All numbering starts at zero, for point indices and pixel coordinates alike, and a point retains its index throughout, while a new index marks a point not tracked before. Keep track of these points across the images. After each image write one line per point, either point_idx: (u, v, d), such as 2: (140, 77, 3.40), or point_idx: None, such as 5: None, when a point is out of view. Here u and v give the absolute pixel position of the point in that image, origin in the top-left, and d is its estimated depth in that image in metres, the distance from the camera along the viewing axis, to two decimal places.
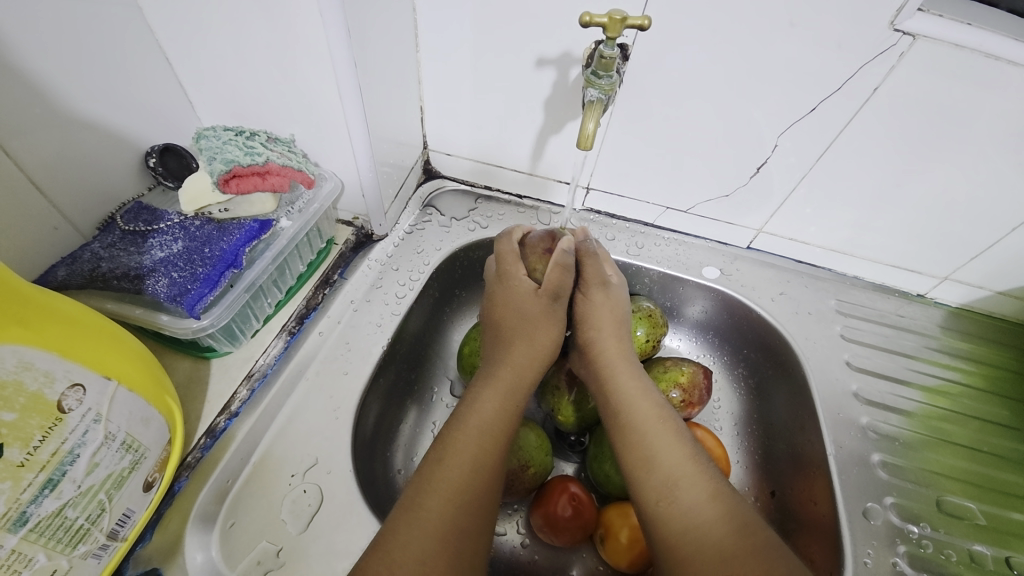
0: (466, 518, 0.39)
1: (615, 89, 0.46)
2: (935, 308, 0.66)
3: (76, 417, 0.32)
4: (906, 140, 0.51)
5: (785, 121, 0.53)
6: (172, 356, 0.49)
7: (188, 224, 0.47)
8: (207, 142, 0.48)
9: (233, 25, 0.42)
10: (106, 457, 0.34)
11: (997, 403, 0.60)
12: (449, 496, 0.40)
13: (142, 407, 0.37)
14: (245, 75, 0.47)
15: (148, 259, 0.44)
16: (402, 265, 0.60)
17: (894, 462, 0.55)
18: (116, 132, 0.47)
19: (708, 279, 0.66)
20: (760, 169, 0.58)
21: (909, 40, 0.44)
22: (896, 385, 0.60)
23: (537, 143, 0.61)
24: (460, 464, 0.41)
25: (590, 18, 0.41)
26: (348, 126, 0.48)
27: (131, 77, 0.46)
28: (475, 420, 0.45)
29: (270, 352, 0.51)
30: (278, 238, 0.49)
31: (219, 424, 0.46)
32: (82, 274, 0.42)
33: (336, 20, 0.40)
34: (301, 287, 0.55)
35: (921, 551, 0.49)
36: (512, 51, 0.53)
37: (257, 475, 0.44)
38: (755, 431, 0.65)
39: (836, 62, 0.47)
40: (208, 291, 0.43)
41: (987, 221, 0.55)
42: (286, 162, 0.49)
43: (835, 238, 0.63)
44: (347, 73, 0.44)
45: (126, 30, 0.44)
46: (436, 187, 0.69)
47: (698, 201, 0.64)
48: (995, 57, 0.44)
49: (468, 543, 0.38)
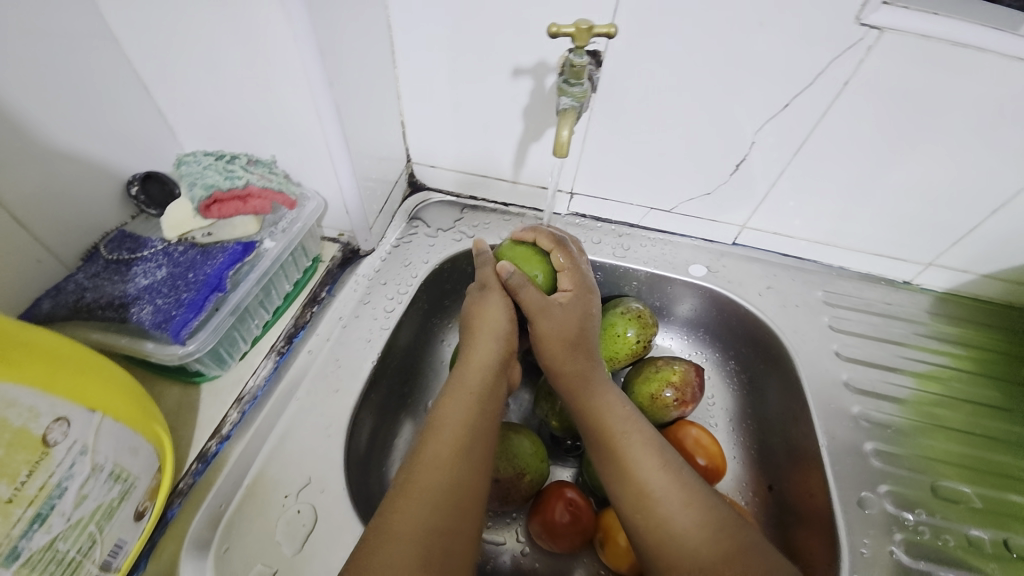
0: (439, 520, 0.40)
1: (587, 96, 0.46)
2: (922, 294, 0.67)
3: (62, 451, 0.32)
4: (880, 130, 0.52)
5: (761, 119, 0.54)
6: (162, 383, 0.49)
7: (172, 250, 0.47)
8: (187, 168, 0.48)
9: (206, 50, 0.43)
10: (94, 488, 0.34)
11: (988, 385, 0.61)
12: (426, 502, 0.40)
13: (128, 437, 0.37)
14: (224, 99, 0.47)
15: (132, 287, 0.44)
16: (389, 279, 0.61)
17: (887, 450, 0.55)
18: (97, 164, 0.47)
19: (695, 277, 0.66)
20: (740, 165, 0.58)
21: (876, 33, 0.45)
22: (887, 373, 0.61)
23: (519, 150, 0.62)
24: (434, 469, 0.42)
25: (558, 29, 0.41)
26: (328, 145, 0.49)
27: (110, 107, 0.46)
28: (443, 424, 0.45)
29: (259, 373, 0.50)
30: (262, 259, 0.49)
31: (211, 448, 0.45)
32: (67, 305, 0.43)
33: (309, 43, 0.41)
34: (288, 307, 0.55)
35: (918, 537, 0.50)
36: (488, 64, 0.54)
37: (250, 497, 0.44)
38: (750, 426, 0.65)
39: (808, 57, 0.48)
40: (193, 316, 0.43)
41: (964, 206, 0.56)
42: (266, 184, 0.49)
43: (818, 230, 0.64)
44: (323, 93, 0.44)
45: (103, 59, 0.45)
46: (422, 200, 0.69)
47: (681, 200, 0.64)
48: (963, 44, 0.45)
49: (447, 543, 0.39)
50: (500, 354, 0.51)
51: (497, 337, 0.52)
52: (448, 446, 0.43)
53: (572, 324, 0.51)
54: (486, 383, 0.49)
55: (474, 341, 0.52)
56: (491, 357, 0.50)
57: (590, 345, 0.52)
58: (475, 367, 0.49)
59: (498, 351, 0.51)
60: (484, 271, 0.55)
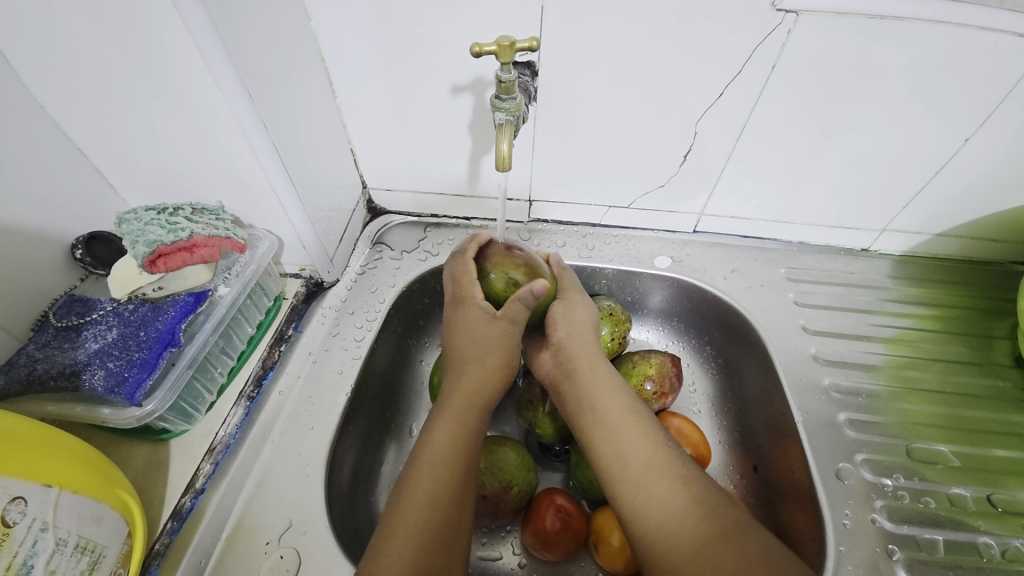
0: (430, 558, 0.39)
1: (521, 109, 0.47)
2: (882, 260, 0.68)
3: (22, 530, 0.31)
4: (813, 108, 0.53)
5: (699, 109, 0.55)
6: (129, 444, 0.48)
7: (122, 309, 0.46)
8: (128, 226, 0.47)
9: (134, 106, 0.42)
10: (61, 563, 0.33)
11: (955, 342, 0.62)
12: (414, 539, 0.40)
13: (91, 507, 0.36)
14: (161, 151, 0.46)
15: (82, 353, 0.43)
16: (357, 307, 0.60)
17: (860, 418, 0.56)
18: (37, 231, 0.46)
19: (661, 269, 0.67)
20: (687, 156, 0.59)
21: (793, 17, 0.46)
22: (857, 341, 0.62)
23: (471, 164, 0.62)
24: (421, 506, 0.41)
25: (480, 48, 0.42)
26: (273, 184, 0.49)
27: (43, 174, 0.46)
28: (431, 459, 0.44)
29: (229, 422, 0.50)
30: (216, 307, 0.49)
31: (185, 504, 0.45)
32: (21, 380, 0.41)
33: (234, 88, 0.41)
34: (254, 349, 0.55)
35: (898, 502, 0.51)
36: (427, 85, 0.54)
37: (231, 549, 0.44)
38: (730, 409, 0.65)
39: (733, 45, 0.49)
40: (146, 375, 0.43)
41: (906, 170, 0.58)
42: (211, 232, 0.48)
43: (772, 209, 0.65)
44: (259, 135, 0.44)
45: (30, 127, 0.44)
46: (383, 224, 0.69)
47: (637, 195, 0.65)
48: (878, 17, 0.46)
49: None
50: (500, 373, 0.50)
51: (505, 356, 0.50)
52: (431, 476, 0.43)
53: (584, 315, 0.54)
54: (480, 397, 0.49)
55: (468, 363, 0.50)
56: (482, 376, 0.49)
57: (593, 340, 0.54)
58: (464, 390, 0.49)
59: (494, 370, 0.50)
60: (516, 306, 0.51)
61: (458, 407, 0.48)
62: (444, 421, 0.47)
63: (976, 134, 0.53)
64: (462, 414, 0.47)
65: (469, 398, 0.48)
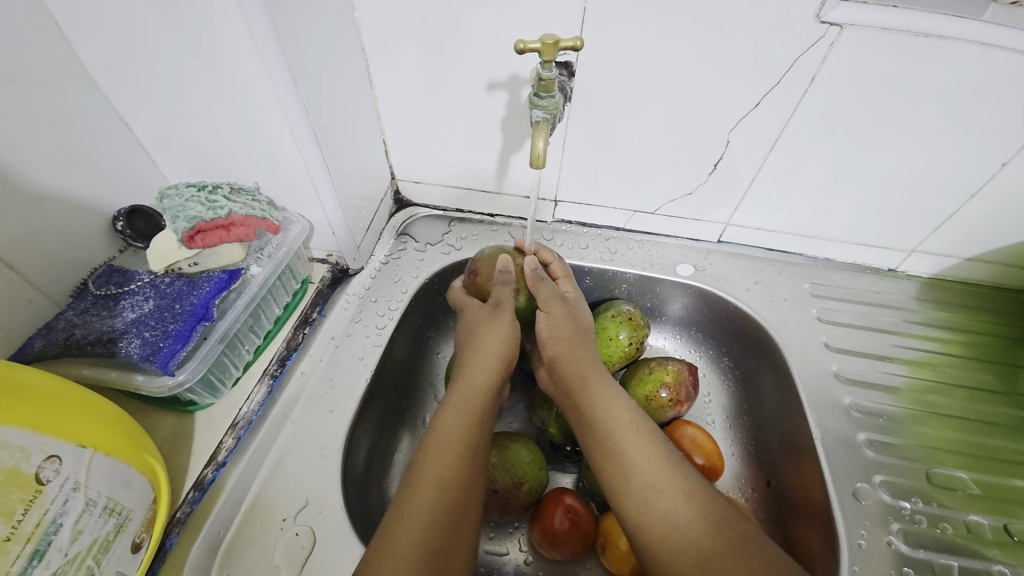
0: (438, 538, 0.40)
1: (558, 108, 0.47)
2: (909, 281, 0.67)
3: (55, 488, 0.32)
4: (848, 124, 0.53)
5: (733, 119, 0.54)
6: (156, 414, 0.49)
7: (159, 282, 0.48)
8: (170, 201, 0.49)
9: (183, 86, 0.44)
10: (89, 523, 0.34)
11: (980, 368, 0.61)
12: (423, 519, 0.40)
13: (121, 471, 0.37)
14: (203, 130, 0.48)
15: (120, 322, 0.45)
16: (380, 295, 0.61)
17: (880, 439, 0.55)
18: (82, 202, 0.48)
19: (683, 277, 0.67)
20: (718, 164, 0.59)
21: (837, 30, 0.46)
22: (878, 362, 0.61)
23: (500, 161, 0.62)
24: (432, 488, 0.42)
25: (524, 45, 0.42)
26: (308, 168, 0.49)
27: (90, 147, 0.47)
28: (441, 443, 0.44)
29: (253, 399, 0.50)
30: (249, 285, 0.50)
31: (207, 476, 0.46)
32: (58, 343, 0.43)
33: (281, 72, 0.41)
34: (279, 330, 0.56)
35: (915, 527, 0.50)
36: (463, 80, 0.55)
37: (249, 522, 0.44)
38: (746, 422, 0.65)
39: (772, 56, 0.49)
40: (180, 346, 0.44)
41: (943, 191, 0.57)
42: (249, 212, 0.49)
43: (800, 223, 0.64)
44: (299, 120, 0.45)
45: (81, 100, 0.45)
46: (409, 216, 0.70)
47: (664, 201, 0.65)
48: (923, 35, 0.45)
49: (446, 560, 0.39)
50: (500, 369, 0.51)
51: (501, 356, 0.51)
52: (444, 461, 0.43)
53: (578, 322, 0.53)
54: (482, 397, 0.48)
55: (471, 363, 0.50)
56: (483, 371, 0.50)
57: (589, 348, 0.52)
58: (475, 385, 0.49)
59: (500, 369, 0.50)
60: (501, 291, 0.53)
61: (473, 399, 0.48)
62: (453, 409, 0.47)
63: (1016, 158, 0.52)
64: (475, 404, 0.48)
65: (479, 392, 0.49)
